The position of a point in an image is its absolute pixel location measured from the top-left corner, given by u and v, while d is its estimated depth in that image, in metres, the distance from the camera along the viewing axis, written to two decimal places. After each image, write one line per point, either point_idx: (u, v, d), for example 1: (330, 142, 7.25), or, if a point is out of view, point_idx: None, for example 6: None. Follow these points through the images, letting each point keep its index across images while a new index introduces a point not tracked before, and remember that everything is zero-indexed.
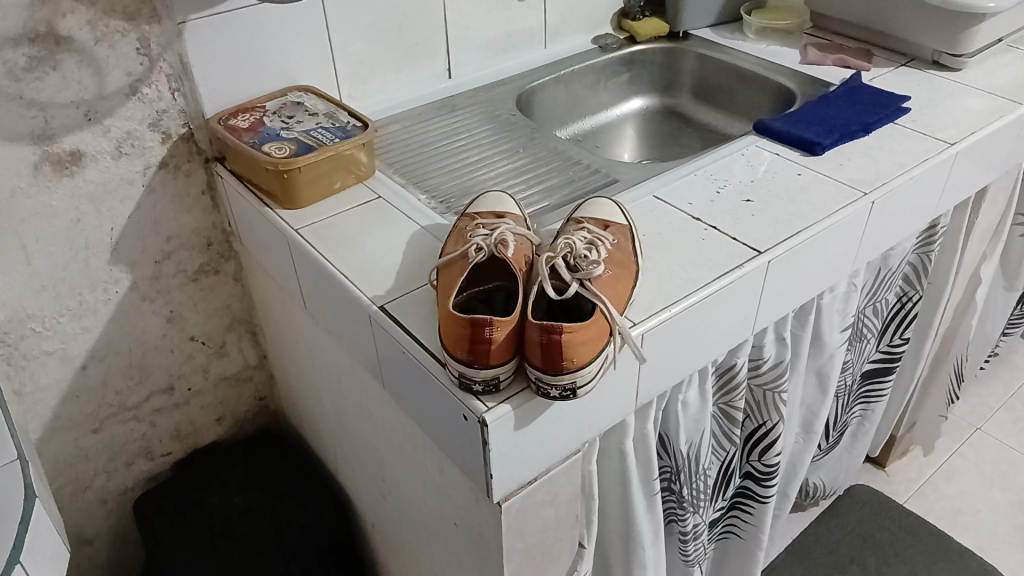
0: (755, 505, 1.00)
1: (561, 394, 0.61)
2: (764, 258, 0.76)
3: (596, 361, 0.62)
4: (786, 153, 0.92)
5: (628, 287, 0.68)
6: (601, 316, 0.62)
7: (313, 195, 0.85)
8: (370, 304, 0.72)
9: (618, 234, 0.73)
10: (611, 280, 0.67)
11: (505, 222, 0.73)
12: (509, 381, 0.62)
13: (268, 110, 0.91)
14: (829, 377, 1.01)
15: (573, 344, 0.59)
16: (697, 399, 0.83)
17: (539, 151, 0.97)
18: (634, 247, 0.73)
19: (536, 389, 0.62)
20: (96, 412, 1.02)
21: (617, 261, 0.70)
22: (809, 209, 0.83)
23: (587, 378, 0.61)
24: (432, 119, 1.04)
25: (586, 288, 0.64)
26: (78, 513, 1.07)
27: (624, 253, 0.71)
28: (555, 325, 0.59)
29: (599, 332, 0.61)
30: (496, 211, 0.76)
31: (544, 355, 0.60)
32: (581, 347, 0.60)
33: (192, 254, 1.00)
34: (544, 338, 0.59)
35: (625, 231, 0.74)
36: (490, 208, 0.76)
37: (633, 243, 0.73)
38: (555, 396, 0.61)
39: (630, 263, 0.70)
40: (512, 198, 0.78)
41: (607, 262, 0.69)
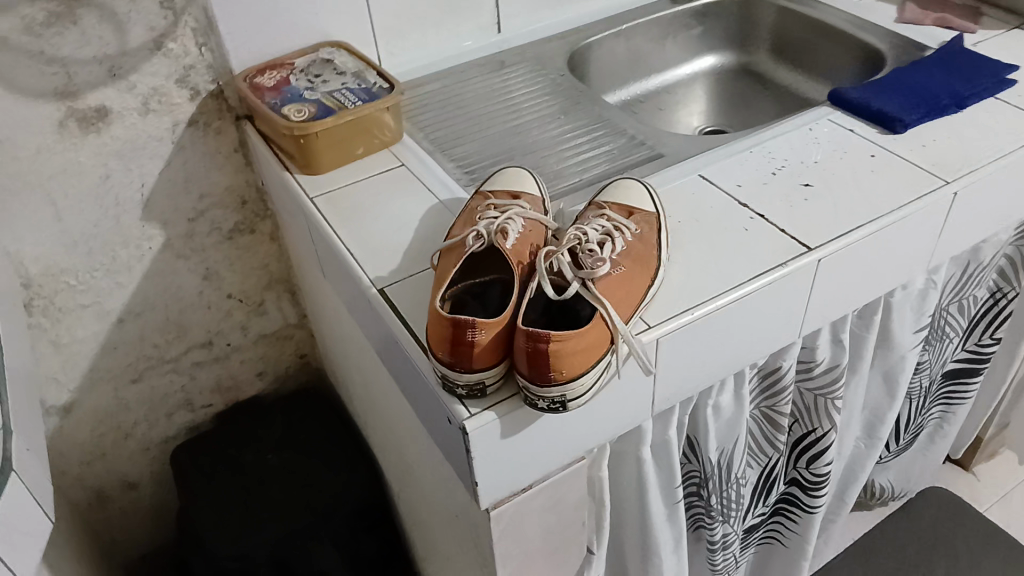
0: (801, 514, 0.92)
1: (551, 406, 0.55)
2: (815, 255, 0.67)
3: (592, 372, 0.55)
4: (860, 129, 0.81)
5: (644, 286, 0.60)
6: (600, 321, 0.55)
7: (332, 161, 0.81)
8: (370, 286, 0.68)
9: (643, 223, 0.65)
10: (623, 277, 0.59)
11: (517, 206, 0.66)
12: (497, 386, 0.57)
13: (296, 67, 0.87)
14: (897, 380, 0.91)
15: (561, 356, 0.53)
16: (731, 404, 0.75)
17: (582, 118, 0.89)
18: (659, 238, 0.65)
19: (524, 398, 0.56)
20: (134, 364, 1.03)
21: (634, 255, 0.62)
22: (875, 197, 0.72)
23: (579, 390, 0.55)
24: (475, 78, 0.97)
25: (589, 288, 0.56)
26: (121, 459, 1.09)
27: (645, 245, 0.64)
28: (541, 332, 0.52)
29: (595, 340, 0.55)
30: (512, 191, 0.69)
31: (531, 364, 0.54)
32: (573, 358, 0.54)
33: (226, 213, 0.98)
34: (531, 345, 0.53)
35: (651, 219, 0.66)
36: (506, 186, 0.70)
37: (659, 234, 0.65)
38: (544, 408, 0.55)
39: (650, 258, 0.63)
40: (532, 174, 0.72)
41: (621, 257, 0.61)
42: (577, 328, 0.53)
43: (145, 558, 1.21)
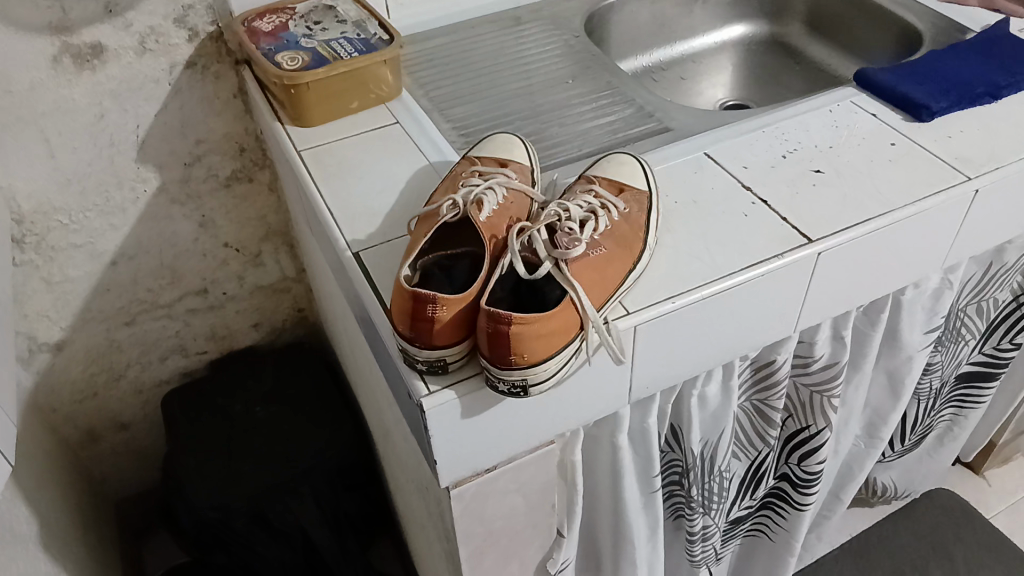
0: (790, 511, 0.89)
1: (511, 390, 0.52)
2: (815, 248, 0.63)
3: (557, 358, 0.52)
4: (884, 114, 0.75)
5: (624, 269, 0.57)
6: (569, 305, 0.52)
7: (323, 113, 0.78)
8: (346, 249, 0.65)
9: (632, 202, 0.62)
10: (601, 259, 0.56)
11: (501, 175, 0.63)
12: (459, 363, 0.54)
13: (296, 13, 0.84)
14: (902, 381, 0.86)
15: (524, 340, 0.50)
16: (718, 395, 0.71)
17: (590, 83, 0.85)
18: (648, 219, 0.61)
19: (485, 379, 0.53)
20: (127, 307, 1.02)
21: (617, 236, 0.59)
22: (889, 189, 0.67)
23: (542, 376, 0.52)
24: (486, 34, 0.93)
25: (562, 268, 0.53)
26: (113, 399, 1.10)
27: (632, 226, 0.60)
28: (503, 314, 0.50)
29: (562, 325, 0.52)
30: (500, 159, 0.66)
31: (491, 345, 0.51)
32: (536, 342, 0.51)
33: (223, 159, 0.96)
34: (492, 326, 0.50)
35: (642, 197, 0.62)
36: (494, 152, 0.66)
37: (649, 215, 0.62)
38: (504, 391, 0.53)
39: (635, 239, 0.59)
40: (523, 141, 0.68)
41: (601, 237, 0.58)
42: (543, 312, 0.50)
43: (137, 496, 1.22)
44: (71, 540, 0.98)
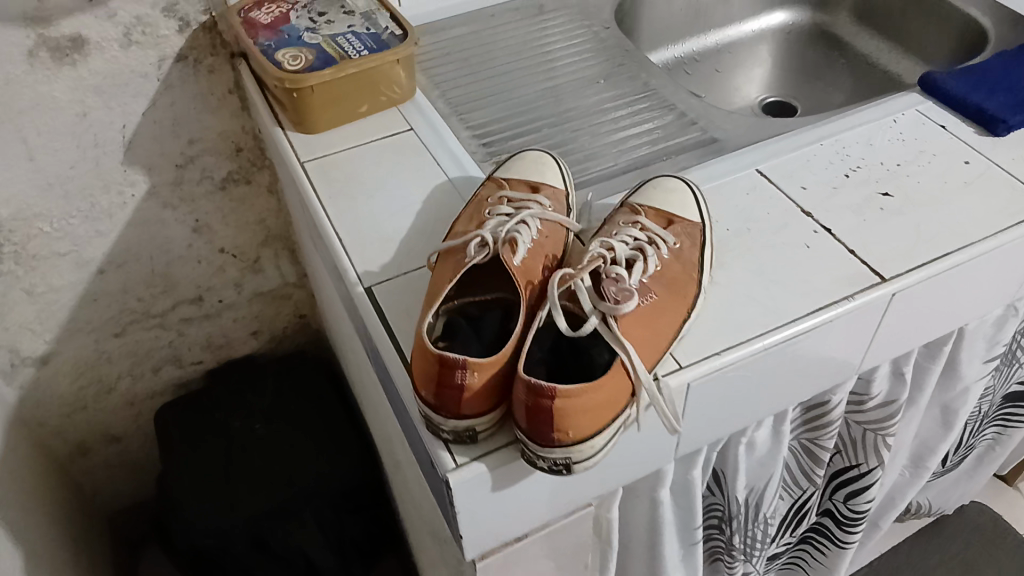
0: (831, 547, 0.84)
1: (552, 467, 0.46)
2: (889, 289, 0.56)
3: (605, 432, 0.46)
4: (954, 126, 0.67)
5: (678, 321, 0.50)
6: (620, 369, 0.45)
7: (329, 118, 0.70)
8: (357, 282, 0.58)
9: (682, 236, 0.55)
10: (653, 311, 0.49)
11: (534, 204, 0.56)
12: (489, 431, 0.47)
13: (299, 2, 0.75)
14: (956, 413, 0.80)
15: (569, 415, 0.43)
16: (768, 439, 0.65)
17: (624, 83, 0.76)
18: (702, 257, 0.54)
19: (521, 453, 0.46)
20: (117, 317, 0.94)
21: (667, 280, 0.52)
22: (968, 218, 0.60)
23: (587, 453, 0.45)
24: (508, 25, 0.85)
25: (611, 324, 0.46)
26: (106, 411, 1.03)
27: (683, 266, 0.53)
28: (544, 386, 0.43)
29: (611, 396, 0.45)
30: (531, 183, 0.58)
31: (530, 419, 0.44)
32: (582, 416, 0.44)
33: (219, 159, 0.88)
34: (532, 399, 0.43)
35: (694, 230, 0.55)
36: (524, 173, 0.59)
37: (702, 250, 0.55)
38: (544, 467, 0.46)
39: (688, 282, 0.52)
40: (557, 159, 0.60)
41: (650, 282, 0.51)
42: (592, 382, 0.43)
43: (132, 507, 1.17)
44: (61, 566, 0.92)
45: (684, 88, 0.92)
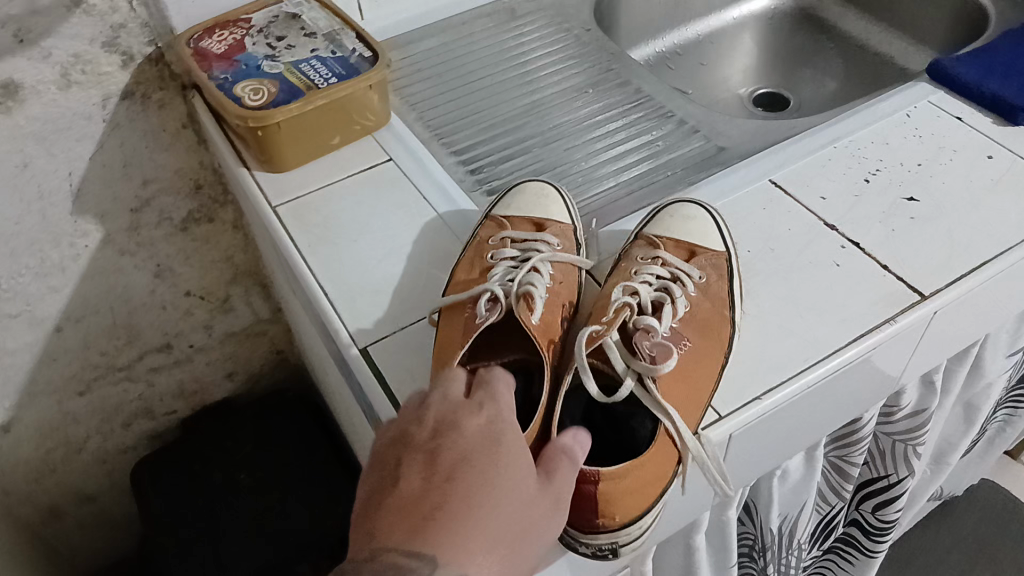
0: (859, 557, 0.81)
1: (596, 552, 0.41)
2: (930, 306, 0.51)
3: (653, 510, 0.42)
4: (971, 117, 0.63)
5: (715, 369, 0.47)
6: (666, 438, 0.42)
7: (298, 155, 0.64)
8: (350, 344, 0.52)
9: (708, 270, 0.53)
10: (687, 364, 0.46)
11: (542, 246, 0.52)
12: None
13: (254, 26, 0.69)
14: (979, 409, 0.77)
15: (617, 499, 0.39)
16: (801, 467, 0.61)
17: (615, 93, 0.71)
18: (731, 289, 0.52)
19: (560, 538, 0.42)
20: (80, 374, 0.87)
21: (695, 325, 0.50)
22: (1000, 221, 0.56)
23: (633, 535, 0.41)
24: (481, 33, 0.78)
25: (651, 386, 0.42)
26: (75, 473, 0.96)
27: (712, 303, 0.51)
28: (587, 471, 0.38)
29: (655, 470, 0.41)
30: (535, 220, 0.54)
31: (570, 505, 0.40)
32: (626, 499, 0.40)
33: (177, 199, 0.81)
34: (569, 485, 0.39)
35: (719, 259, 0.53)
36: (526, 210, 0.55)
37: (728, 281, 0.52)
38: (586, 552, 0.41)
39: (720, 321, 0.50)
40: (561, 190, 0.56)
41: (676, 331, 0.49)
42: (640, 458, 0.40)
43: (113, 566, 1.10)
44: None
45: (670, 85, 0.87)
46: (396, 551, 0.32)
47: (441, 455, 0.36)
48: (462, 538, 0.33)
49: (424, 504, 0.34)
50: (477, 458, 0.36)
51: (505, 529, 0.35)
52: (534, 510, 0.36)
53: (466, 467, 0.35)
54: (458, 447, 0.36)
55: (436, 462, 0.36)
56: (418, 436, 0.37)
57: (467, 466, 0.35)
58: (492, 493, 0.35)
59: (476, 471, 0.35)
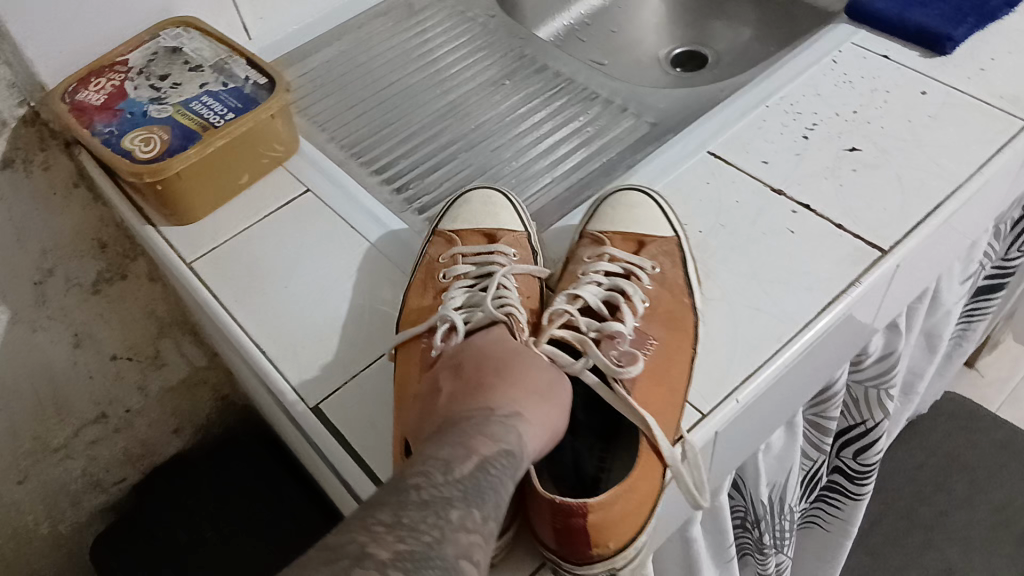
0: (845, 502, 0.80)
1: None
2: (893, 260, 0.50)
3: (646, 529, 0.41)
4: (896, 52, 0.62)
5: (687, 359, 0.45)
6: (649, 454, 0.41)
7: (206, 202, 0.59)
8: (299, 404, 0.48)
9: (662, 255, 0.52)
10: (657, 360, 0.45)
11: (499, 258, 0.51)
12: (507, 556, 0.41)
13: (133, 67, 0.62)
14: (940, 336, 0.77)
15: (609, 526, 0.38)
16: (782, 438, 0.60)
17: (533, 79, 0.68)
18: (687, 274, 0.50)
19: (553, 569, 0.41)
20: (15, 463, 0.80)
21: (659, 317, 0.49)
22: (946, 158, 0.55)
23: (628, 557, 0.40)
24: (380, 34, 0.74)
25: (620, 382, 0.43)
26: (29, 563, 0.90)
27: (671, 292, 0.50)
28: (575, 504, 0.37)
29: (645, 491, 0.40)
30: (485, 232, 0.54)
31: (561, 541, 0.38)
32: (618, 525, 0.39)
33: (85, 262, 0.74)
34: (559, 521, 0.38)
35: (669, 244, 0.52)
36: (476, 221, 0.54)
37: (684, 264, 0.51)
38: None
39: (682, 309, 0.49)
40: (508, 197, 0.55)
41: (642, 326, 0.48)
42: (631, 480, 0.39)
43: None
44: None
45: (583, 57, 0.84)
46: (462, 411, 0.38)
47: (468, 364, 0.41)
48: (510, 393, 0.39)
49: (469, 387, 0.39)
50: (498, 356, 0.41)
51: (543, 384, 0.40)
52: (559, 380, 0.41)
53: (493, 359, 0.41)
54: (484, 352, 0.42)
55: (468, 365, 0.41)
56: (449, 364, 0.43)
57: (494, 359, 0.41)
58: (521, 369, 0.40)
59: (501, 362, 0.41)
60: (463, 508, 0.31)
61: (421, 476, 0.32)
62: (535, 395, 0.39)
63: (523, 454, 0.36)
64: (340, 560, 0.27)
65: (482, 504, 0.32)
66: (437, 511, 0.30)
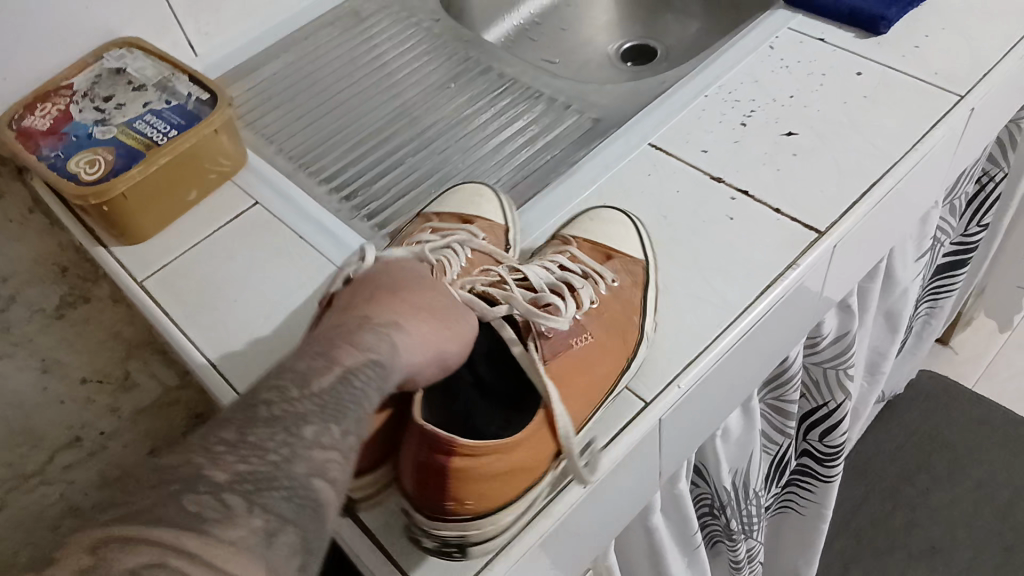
0: (817, 484, 0.81)
1: (440, 547, 0.40)
2: (830, 241, 0.50)
3: (510, 507, 0.40)
4: (833, 35, 0.63)
5: (612, 370, 0.44)
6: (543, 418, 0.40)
7: (156, 221, 0.59)
8: None
9: (625, 271, 0.50)
10: (587, 354, 0.44)
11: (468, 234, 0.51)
12: (374, 501, 0.43)
13: (77, 90, 0.62)
14: (900, 315, 0.78)
15: (463, 486, 0.37)
16: (740, 422, 0.60)
17: (478, 82, 0.69)
18: (645, 297, 0.48)
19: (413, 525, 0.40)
20: None
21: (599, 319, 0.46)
22: (882, 138, 0.55)
23: (486, 532, 0.39)
24: (327, 45, 0.74)
25: (535, 351, 0.41)
26: None
27: (623, 305, 0.48)
28: (446, 443, 0.37)
29: (523, 467, 0.39)
30: (462, 217, 0.54)
31: (422, 484, 0.38)
32: (483, 488, 0.38)
33: None
34: (427, 459, 0.38)
35: (635, 265, 0.50)
36: (458, 206, 0.55)
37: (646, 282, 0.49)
38: (431, 547, 0.40)
39: (629, 324, 0.46)
40: (498, 194, 0.55)
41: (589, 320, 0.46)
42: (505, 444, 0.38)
43: None
44: None
45: (533, 57, 0.85)
46: (344, 318, 0.38)
47: (372, 276, 0.42)
48: (393, 308, 0.39)
49: (362, 297, 0.40)
50: (400, 275, 0.42)
51: (433, 304, 0.40)
52: (455, 302, 0.41)
53: (393, 276, 0.42)
54: (388, 269, 0.43)
55: (368, 278, 0.42)
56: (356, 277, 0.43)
57: (395, 276, 0.42)
58: (416, 289, 0.41)
59: (400, 280, 0.41)
60: (318, 424, 0.31)
61: (275, 391, 0.32)
62: (421, 311, 0.39)
63: (395, 366, 0.36)
64: (170, 483, 0.27)
65: (341, 418, 0.32)
66: (288, 428, 0.31)
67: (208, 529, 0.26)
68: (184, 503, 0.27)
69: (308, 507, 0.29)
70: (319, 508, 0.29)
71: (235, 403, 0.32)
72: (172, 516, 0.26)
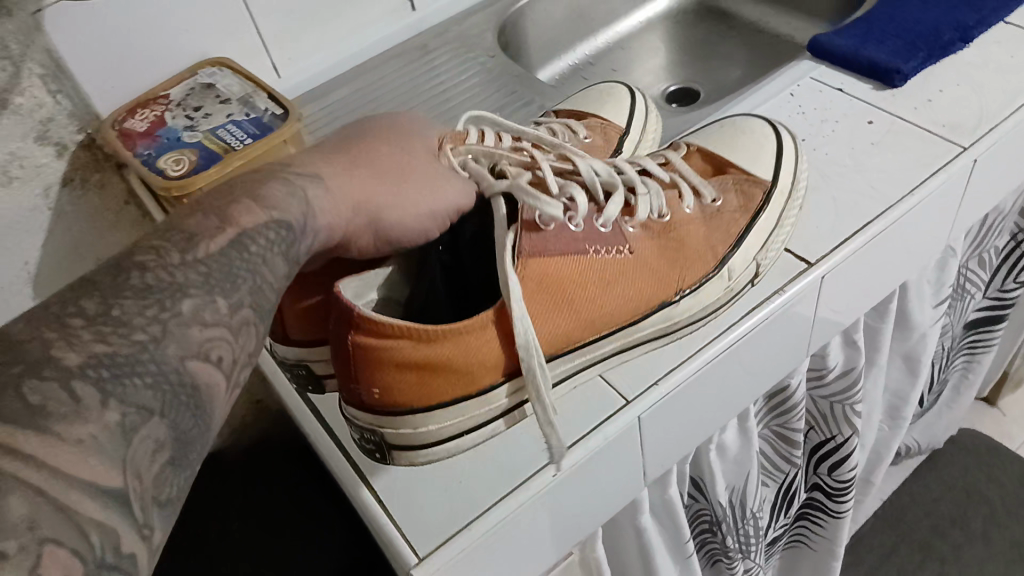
0: (827, 520, 0.83)
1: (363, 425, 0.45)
2: (817, 272, 0.54)
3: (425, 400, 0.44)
4: (851, 86, 0.67)
5: (665, 289, 0.50)
6: (488, 324, 0.44)
7: None
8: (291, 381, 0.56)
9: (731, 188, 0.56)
10: (638, 269, 0.50)
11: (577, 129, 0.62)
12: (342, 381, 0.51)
13: (172, 100, 0.72)
14: (920, 359, 0.79)
15: (376, 361, 0.42)
16: (737, 439, 0.64)
17: (522, 113, 0.76)
18: (743, 221, 0.54)
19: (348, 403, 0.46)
20: None
21: (667, 239, 0.52)
22: (883, 181, 0.59)
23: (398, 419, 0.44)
24: (393, 73, 0.83)
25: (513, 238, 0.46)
26: None
27: (706, 226, 0.54)
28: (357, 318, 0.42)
29: (441, 364, 0.43)
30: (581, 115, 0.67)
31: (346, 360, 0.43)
32: (393, 373, 0.42)
33: None
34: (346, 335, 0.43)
35: (753, 188, 0.56)
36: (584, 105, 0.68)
37: (750, 201, 0.55)
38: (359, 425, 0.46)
39: (708, 249, 0.53)
40: (624, 98, 0.68)
41: (641, 233, 0.52)
42: (422, 331, 0.42)
43: None
44: None
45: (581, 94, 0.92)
46: (279, 170, 0.45)
47: (335, 145, 0.48)
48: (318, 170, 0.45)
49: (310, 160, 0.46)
50: (353, 148, 0.48)
51: (357, 174, 0.46)
52: (385, 176, 0.47)
53: (346, 148, 0.48)
54: (347, 144, 0.49)
55: (326, 149, 0.48)
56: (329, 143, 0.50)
57: (347, 148, 0.48)
58: (354, 160, 0.47)
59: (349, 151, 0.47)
60: (195, 301, 0.34)
61: (149, 253, 0.34)
62: (341, 177, 0.45)
63: (295, 210, 0.41)
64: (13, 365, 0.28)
65: (225, 293, 0.35)
66: (158, 304, 0.32)
67: (48, 426, 0.26)
68: (24, 389, 0.27)
69: (183, 392, 0.31)
70: (196, 387, 0.32)
71: (104, 267, 0.34)
72: (11, 407, 0.26)
